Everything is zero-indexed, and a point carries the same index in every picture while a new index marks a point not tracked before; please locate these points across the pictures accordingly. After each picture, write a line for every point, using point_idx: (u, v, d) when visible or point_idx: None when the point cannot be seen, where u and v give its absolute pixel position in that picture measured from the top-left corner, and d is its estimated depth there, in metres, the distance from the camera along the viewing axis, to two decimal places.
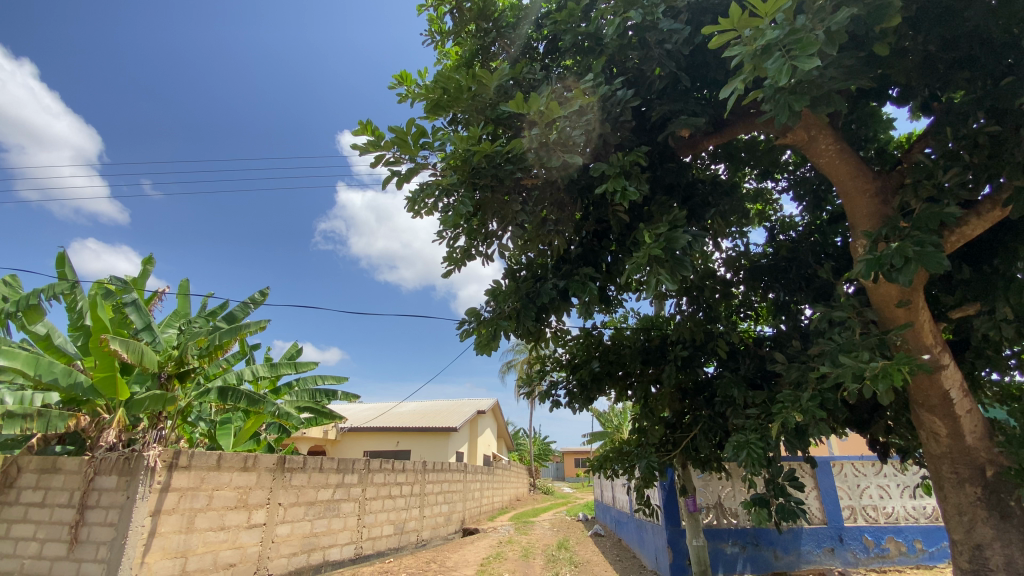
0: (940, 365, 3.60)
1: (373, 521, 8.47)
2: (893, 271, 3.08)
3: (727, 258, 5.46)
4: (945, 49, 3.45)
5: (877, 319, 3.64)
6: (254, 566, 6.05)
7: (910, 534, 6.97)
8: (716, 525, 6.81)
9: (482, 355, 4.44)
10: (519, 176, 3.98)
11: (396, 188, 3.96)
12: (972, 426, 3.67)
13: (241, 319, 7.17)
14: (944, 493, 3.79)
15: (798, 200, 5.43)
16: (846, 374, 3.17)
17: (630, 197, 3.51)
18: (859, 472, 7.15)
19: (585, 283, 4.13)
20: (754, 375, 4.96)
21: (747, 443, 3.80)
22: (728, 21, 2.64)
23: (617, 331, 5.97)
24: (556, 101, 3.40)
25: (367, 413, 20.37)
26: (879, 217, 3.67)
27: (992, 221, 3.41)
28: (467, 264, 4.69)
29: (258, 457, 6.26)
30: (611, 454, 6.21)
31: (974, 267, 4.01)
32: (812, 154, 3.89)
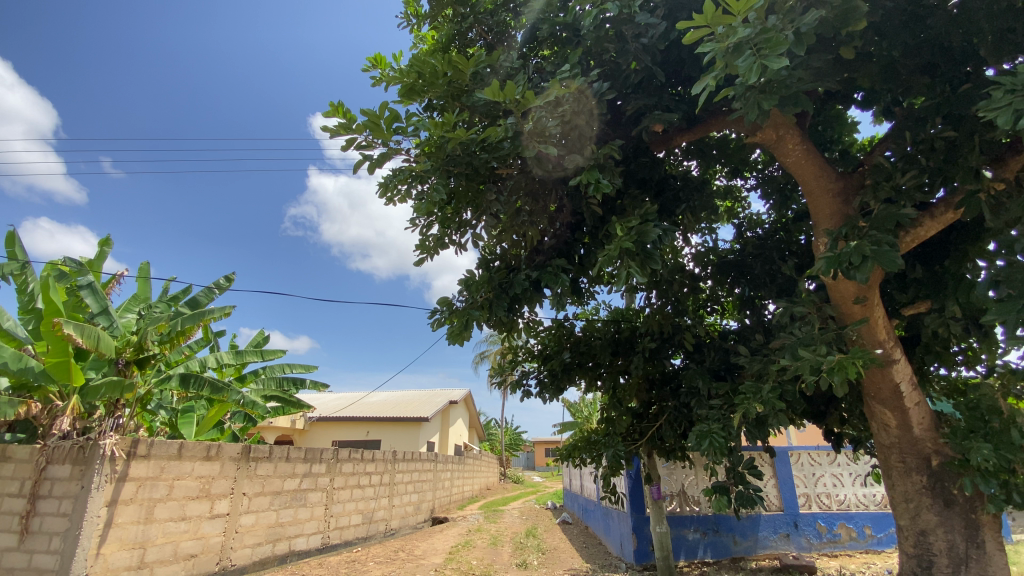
0: (892, 360, 3.78)
1: (341, 511, 8.39)
2: (851, 268, 3.21)
3: (696, 253, 5.59)
4: (907, 55, 3.56)
5: (835, 314, 3.79)
6: (217, 557, 5.92)
7: (860, 520, 7.32)
8: (679, 513, 7.01)
9: (453, 345, 4.43)
10: (495, 165, 3.94)
11: (367, 172, 3.90)
12: (919, 418, 3.86)
13: (205, 304, 6.94)
14: (892, 481, 4.00)
15: (765, 198, 5.56)
16: (804, 367, 3.31)
17: (603, 190, 3.52)
18: (815, 461, 7.46)
19: (558, 274, 4.16)
20: (719, 367, 5.10)
21: (709, 432, 3.93)
22: (702, 18, 2.66)
23: (588, 322, 6.03)
24: (531, 91, 3.40)
25: (337, 402, 20.12)
26: (840, 216, 3.82)
27: (945, 223, 3.59)
28: (439, 253, 4.65)
29: (222, 446, 6.10)
30: (580, 444, 6.32)
31: (927, 266, 4.20)
32: (779, 153, 4.02)
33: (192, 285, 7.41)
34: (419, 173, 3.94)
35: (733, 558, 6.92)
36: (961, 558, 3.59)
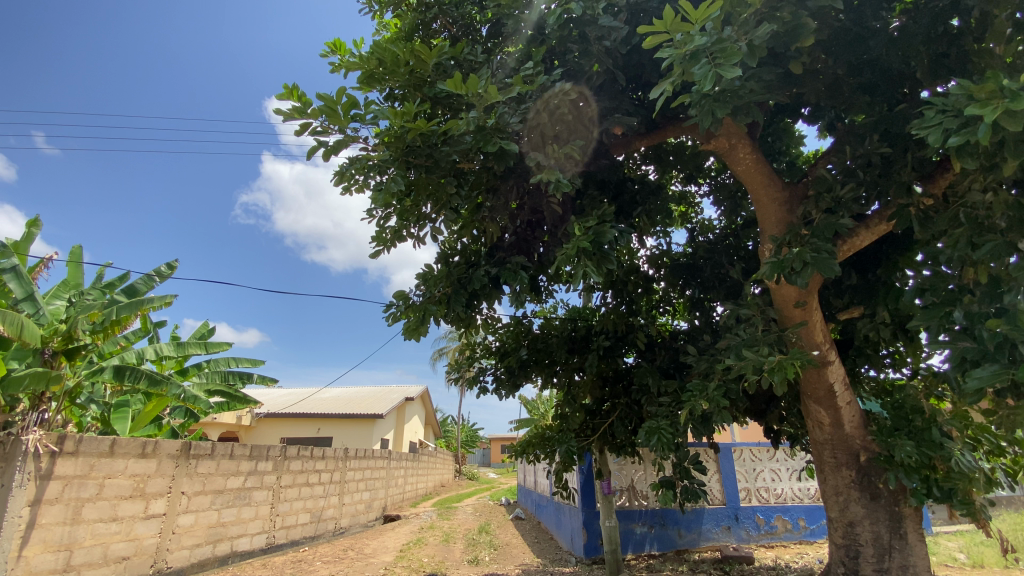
0: (827, 361, 4.00)
1: (288, 510, 8.11)
2: (793, 273, 3.38)
3: (651, 255, 5.75)
4: (851, 74, 3.77)
5: (777, 317, 3.98)
6: (151, 559, 5.59)
7: (795, 513, 7.74)
8: (627, 507, 7.19)
9: (409, 340, 4.38)
10: (456, 159, 3.86)
11: (321, 159, 3.78)
12: (850, 416, 4.11)
13: (144, 293, 6.53)
14: (824, 475, 4.23)
15: (717, 205, 5.78)
16: (748, 367, 3.46)
17: (563, 189, 3.54)
18: (755, 457, 7.82)
19: (517, 271, 4.17)
20: (668, 366, 5.27)
21: (658, 428, 4.05)
22: (661, 23, 2.72)
23: (546, 320, 6.08)
24: (494, 86, 3.39)
25: (287, 398, 19.47)
26: (785, 224, 4.03)
27: (878, 234, 3.84)
28: (396, 245, 4.57)
29: (160, 443, 5.77)
30: (535, 440, 6.39)
31: (862, 274, 4.46)
32: (731, 161, 4.19)
33: (130, 272, 6.96)
34: (378, 163, 3.84)
35: (677, 550, 7.17)
36: (884, 547, 3.86)
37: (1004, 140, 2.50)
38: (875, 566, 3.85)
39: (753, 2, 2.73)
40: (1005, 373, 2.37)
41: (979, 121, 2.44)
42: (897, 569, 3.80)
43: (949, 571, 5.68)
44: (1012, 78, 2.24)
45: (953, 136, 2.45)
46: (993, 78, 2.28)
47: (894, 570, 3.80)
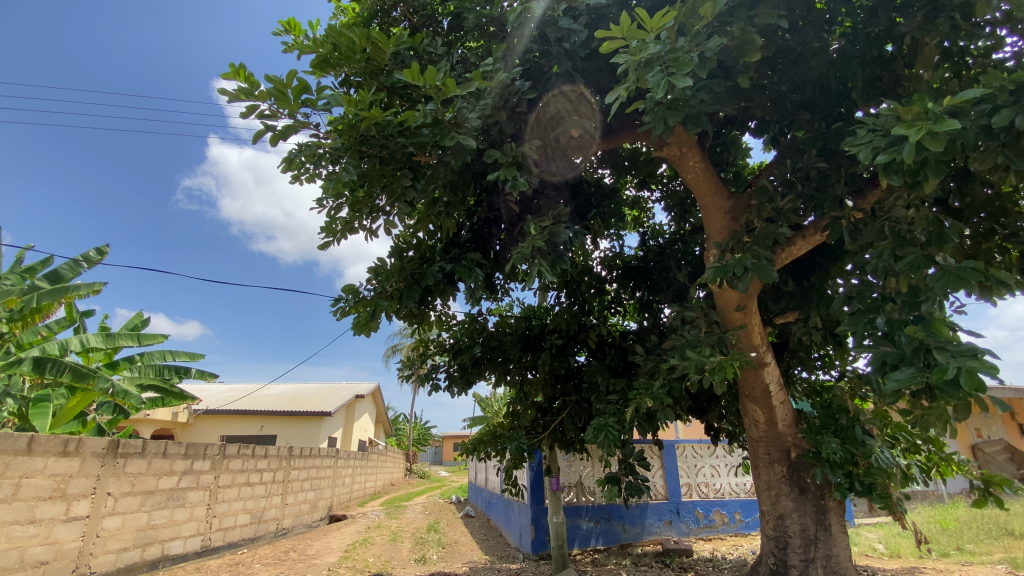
0: (764, 363, 4.22)
1: (226, 511, 7.73)
2: (734, 278, 3.55)
3: (604, 257, 5.90)
4: (794, 91, 3.97)
5: (719, 320, 4.17)
6: (72, 565, 5.19)
7: (732, 507, 8.13)
8: (575, 503, 7.31)
9: (359, 335, 4.28)
10: (412, 150, 3.81)
11: (269, 144, 3.64)
12: (783, 415, 4.35)
13: (69, 279, 6.05)
14: (758, 470, 4.46)
15: (668, 210, 5.97)
16: (691, 366, 3.60)
17: (520, 187, 3.55)
18: (697, 453, 8.15)
19: (472, 268, 4.14)
20: (617, 365, 5.40)
21: (605, 425, 4.14)
22: (618, 29, 2.78)
23: (501, 318, 6.07)
24: (452, 80, 3.34)
25: (228, 394, 18.61)
26: (728, 231, 4.24)
27: (813, 243, 4.10)
28: (347, 237, 4.45)
29: (84, 440, 5.36)
30: (485, 437, 6.38)
31: (798, 281, 4.72)
32: (681, 169, 4.38)
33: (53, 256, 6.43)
34: (330, 150, 3.71)
35: (622, 544, 7.36)
36: (810, 538, 4.11)
37: (924, 161, 2.71)
38: (801, 556, 4.09)
39: (705, 16, 2.84)
40: (919, 375, 2.57)
41: (903, 141, 2.64)
42: (821, 558, 4.06)
43: (868, 559, 6.12)
44: (934, 103, 2.43)
45: (881, 154, 2.64)
46: (918, 102, 2.47)
47: (818, 560, 4.06)
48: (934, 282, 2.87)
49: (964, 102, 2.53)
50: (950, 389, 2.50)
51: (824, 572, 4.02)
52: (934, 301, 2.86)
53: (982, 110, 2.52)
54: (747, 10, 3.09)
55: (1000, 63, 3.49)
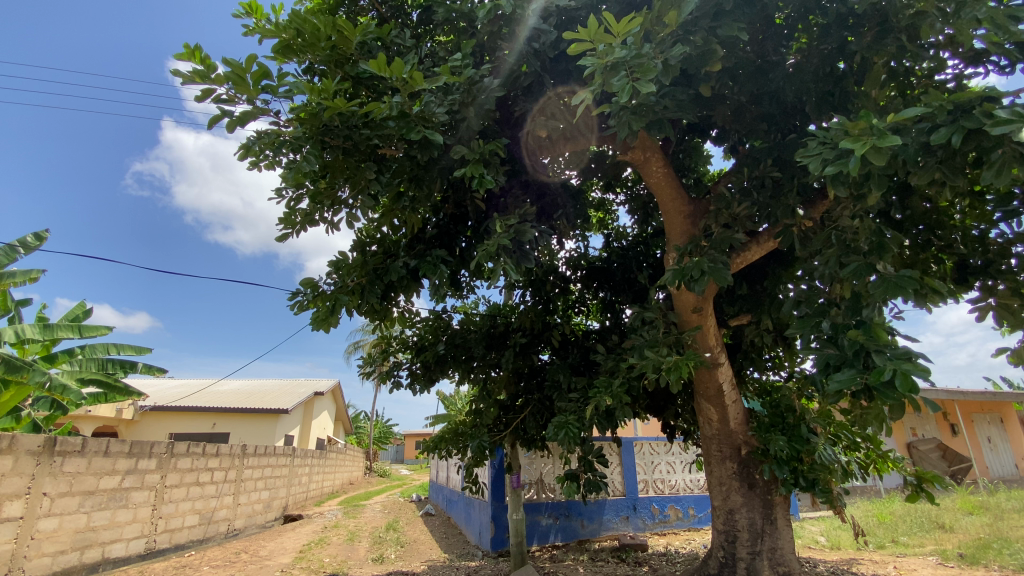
0: (718, 363, 4.38)
1: (173, 512, 7.39)
2: (692, 280, 3.66)
3: (569, 257, 5.97)
4: (753, 102, 4.12)
5: (677, 321, 4.30)
6: (2, 569, 4.86)
7: (686, 502, 8.38)
8: (535, 500, 7.38)
9: (317, 330, 4.17)
10: (377, 143, 3.73)
11: (226, 130, 3.52)
12: (735, 413, 4.52)
13: (4, 266, 5.65)
14: (711, 467, 4.62)
15: (632, 213, 6.08)
16: (648, 365, 3.71)
17: (487, 185, 3.55)
18: (654, 450, 8.38)
19: (436, 265, 4.10)
20: (579, 364, 5.47)
21: (566, 423, 4.19)
22: (586, 32, 2.82)
23: (466, 316, 6.06)
24: (420, 73, 3.30)
25: (178, 389, 17.81)
26: (688, 235, 4.39)
27: (767, 249, 4.28)
28: (307, 229, 4.34)
29: (18, 437, 5.02)
30: (447, 436, 6.33)
31: (752, 285, 4.92)
32: (645, 173, 4.50)
33: None
34: (290, 139, 3.61)
35: (580, 540, 7.47)
36: (758, 531, 4.29)
37: (869, 174, 2.87)
38: (749, 549, 4.26)
39: (670, 24, 2.93)
40: (859, 376, 2.72)
41: (849, 155, 2.78)
42: (767, 551, 4.23)
43: (811, 552, 6.43)
44: (878, 120, 2.58)
45: (830, 166, 2.78)
46: (864, 117, 2.62)
47: (765, 552, 4.23)
48: (875, 289, 3.05)
49: (906, 120, 2.70)
50: (886, 389, 2.64)
51: (770, 564, 4.20)
52: (875, 307, 3.03)
53: (922, 128, 2.69)
54: (710, 21, 3.20)
55: (941, 84, 3.73)
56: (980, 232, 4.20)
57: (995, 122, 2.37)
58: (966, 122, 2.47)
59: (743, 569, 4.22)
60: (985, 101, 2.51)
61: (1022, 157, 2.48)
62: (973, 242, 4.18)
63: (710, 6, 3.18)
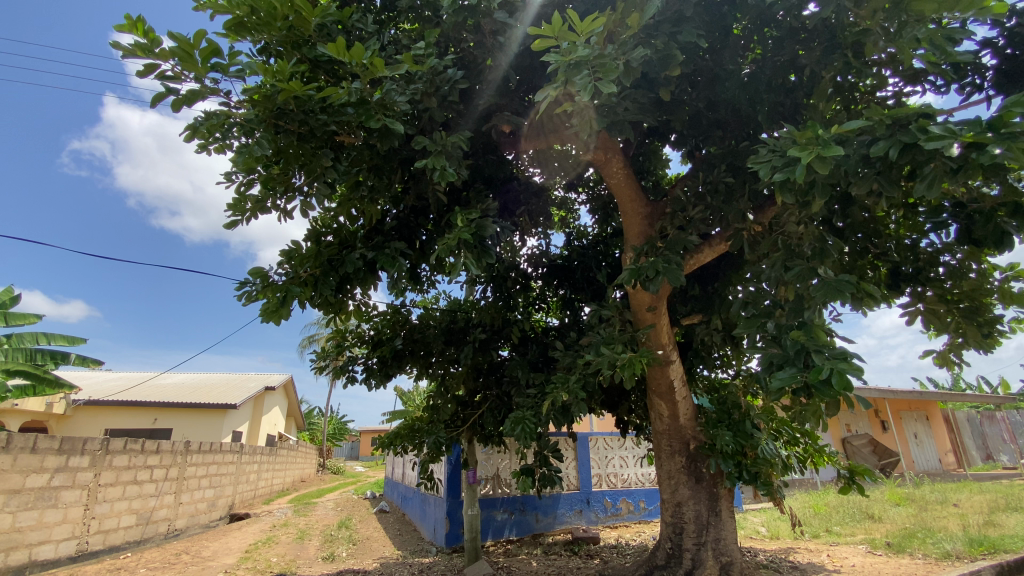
0: (670, 360, 4.52)
1: (107, 511, 6.97)
2: (647, 280, 3.75)
3: (531, 255, 6.01)
4: (709, 108, 4.25)
5: (632, 319, 4.41)
6: None
7: (638, 496, 8.61)
8: (490, 495, 7.40)
9: (267, 323, 4.00)
10: (335, 129, 3.62)
11: (170, 108, 3.33)
12: (685, 409, 4.67)
13: None
14: (660, 461, 4.76)
15: (592, 213, 6.18)
16: (604, 362, 3.77)
17: (448, 177, 3.51)
18: (608, 445, 8.58)
19: (395, 258, 4.02)
20: (538, 360, 5.52)
21: (522, 418, 4.20)
22: (550, 28, 2.83)
23: (425, 311, 5.98)
24: (380, 60, 3.21)
25: (116, 382, 16.80)
26: (645, 236, 4.52)
27: (718, 251, 4.44)
28: (258, 216, 4.17)
29: None
30: (403, 432, 6.24)
31: (704, 286, 5.09)
32: (606, 174, 4.58)
33: None
34: (241, 121, 3.44)
35: (534, 534, 7.54)
36: (703, 523, 4.45)
37: (813, 182, 3.01)
38: (695, 540, 4.41)
39: (632, 27, 2.98)
40: (799, 375, 2.85)
41: (796, 163, 2.91)
42: (711, 542, 4.39)
43: (752, 542, 6.73)
44: (823, 130, 2.72)
45: (778, 172, 2.90)
46: (811, 128, 2.75)
47: (709, 543, 4.38)
48: (817, 292, 3.21)
49: (848, 132, 2.85)
50: (823, 388, 2.77)
51: (713, 554, 4.35)
52: (815, 309, 3.19)
53: (862, 141, 2.85)
54: (671, 27, 3.29)
55: (883, 100, 3.97)
56: (912, 242, 4.57)
57: (929, 137, 2.55)
58: (902, 136, 2.64)
59: (689, 560, 4.36)
60: (920, 118, 2.69)
61: (952, 171, 2.63)
62: (906, 250, 4.55)
63: (671, 12, 3.26)
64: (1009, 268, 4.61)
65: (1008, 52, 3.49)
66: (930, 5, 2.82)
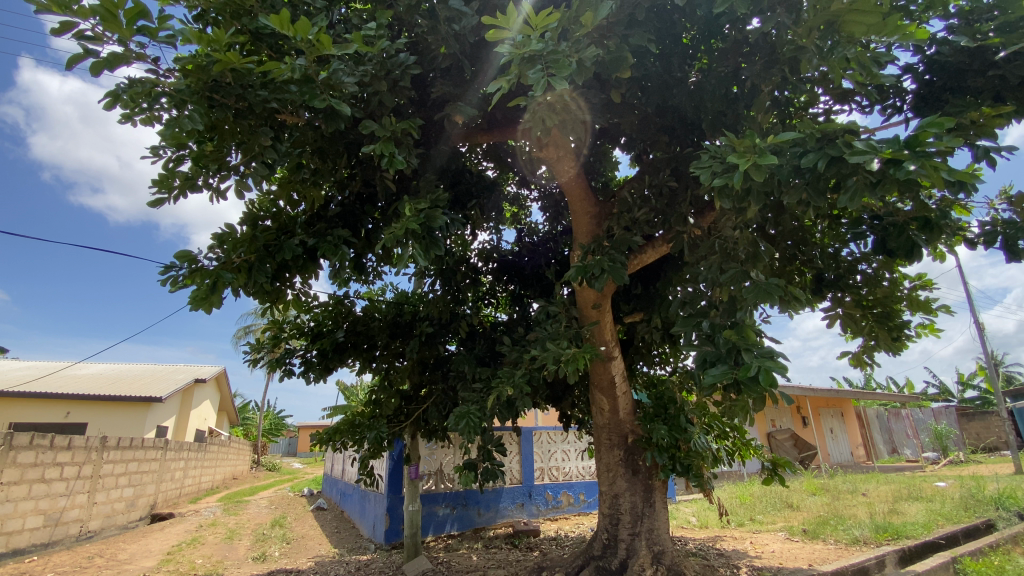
0: (612, 356, 4.65)
1: (9, 513, 6.37)
2: (592, 278, 3.84)
3: (482, 249, 5.96)
4: (657, 113, 4.40)
5: (578, 316, 4.49)
6: None
7: (578, 488, 8.80)
8: (433, 491, 7.31)
9: (195, 311, 3.75)
10: (276, 107, 3.43)
11: (89, 72, 3.04)
12: (624, 404, 4.81)
13: None
14: (600, 454, 4.88)
15: (544, 211, 6.24)
16: (549, 357, 3.81)
17: (396, 165, 3.40)
18: (551, 440, 8.73)
19: (337, 246, 3.87)
20: (485, 355, 5.53)
21: (467, 413, 4.17)
22: (505, 19, 2.81)
23: (370, 302, 5.82)
24: (327, 36, 3.06)
25: (22, 372, 15.28)
26: (592, 235, 4.65)
27: (660, 253, 4.60)
28: (188, 195, 3.89)
29: None
30: (342, 427, 6.03)
31: (646, 285, 5.27)
32: (558, 172, 4.62)
33: None
34: (171, 91, 3.19)
35: (475, 529, 7.54)
36: (638, 514, 4.60)
37: (749, 190, 3.16)
38: (630, 530, 4.55)
39: (585, 25, 3.00)
40: (730, 371, 2.98)
41: (734, 169, 3.05)
42: (645, 532, 4.55)
43: (683, 531, 7.04)
44: (760, 140, 2.87)
45: (717, 177, 3.03)
46: (748, 137, 2.90)
47: (643, 533, 4.53)
48: (749, 294, 3.39)
49: (783, 142, 3.01)
50: (752, 384, 2.92)
51: (646, 544, 4.49)
52: (747, 310, 3.36)
53: (795, 152, 3.02)
54: (622, 29, 3.36)
55: (815, 116, 4.25)
56: (835, 251, 4.93)
57: (853, 151, 2.75)
58: (829, 150, 2.82)
59: (623, 550, 4.50)
60: (846, 134, 2.89)
61: (872, 184, 2.80)
62: (829, 258, 4.90)
63: (624, 15, 3.34)
64: (917, 278, 5.06)
65: (926, 77, 3.81)
66: (859, 27, 3.03)
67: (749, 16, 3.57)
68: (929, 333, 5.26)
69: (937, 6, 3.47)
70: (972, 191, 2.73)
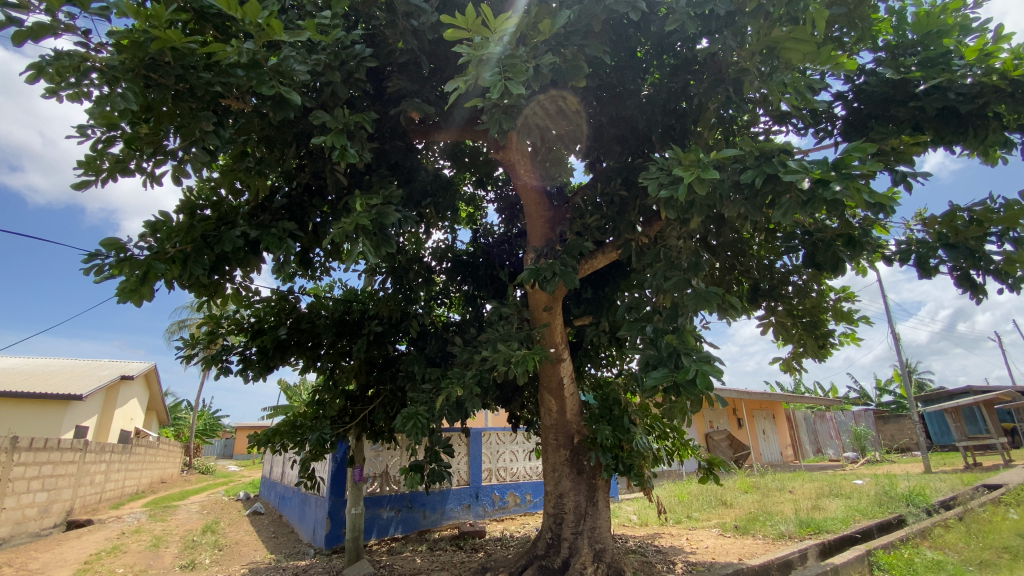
0: (560, 358, 4.72)
1: None
2: (545, 280, 3.89)
3: (436, 248, 5.93)
4: (611, 123, 4.52)
5: (528, 318, 4.55)
6: None
7: (525, 489, 8.87)
8: (377, 493, 7.17)
9: (124, 303, 3.53)
10: (220, 90, 3.27)
11: (10, 42, 2.79)
12: (571, 405, 4.90)
13: None
14: (546, 454, 4.95)
15: (499, 213, 6.25)
16: (500, 358, 3.83)
17: (348, 158, 3.33)
18: (499, 440, 8.76)
19: (282, 239, 3.71)
20: (435, 355, 5.47)
21: (415, 413, 4.12)
22: (463, 19, 2.80)
23: (317, 299, 5.65)
24: (278, 21, 2.94)
25: None
26: (546, 239, 4.72)
27: (610, 259, 4.71)
28: (120, 179, 3.65)
29: None
30: (284, 428, 5.79)
31: (596, 289, 5.38)
32: (514, 174, 4.67)
33: None
34: (103, 67, 2.98)
35: (420, 531, 7.44)
36: (581, 512, 4.70)
37: (693, 202, 3.31)
38: (573, 529, 4.64)
39: (543, 31, 3.06)
40: (670, 375, 3.11)
41: (680, 181, 3.19)
42: (588, 530, 4.64)
43: (625, 529, 7.25)
44: (704, 155, 3.01)
45: (664, 188, 3.16)
46: (694, 151, 3.04)
47: (586, 532, 4.63)
48: (689, 301, 3.56)
49: (725, 158, 3.18)
50: (690, 387, 3.05)
51: (589, 542, 4.59)
52: (687, 315, 3.52)
53: (736, 168, 3.19)
54: (579, 39, 3.44)
55: (756, 134, 4.50)
56: (770, 262, 5.21)
57: (788, 170, 2.94)
58: (766, 167, 3.01)
59: (566, 548, 4.58)
60: (781, 153, 3.08)
61: (803, 202, 2.99)
62: (765, 269, 5.20)
63: (581, 25, 3.43)
64: (842, 290, 5.45)
65: (854, 105, 4.11)
66: (797, 54, 3.25)
67: (699, 35, 3.75)
68: (850, 342, 5.68)
69: (865, 39, 3.76)
70: (890, 213, 2.97)
